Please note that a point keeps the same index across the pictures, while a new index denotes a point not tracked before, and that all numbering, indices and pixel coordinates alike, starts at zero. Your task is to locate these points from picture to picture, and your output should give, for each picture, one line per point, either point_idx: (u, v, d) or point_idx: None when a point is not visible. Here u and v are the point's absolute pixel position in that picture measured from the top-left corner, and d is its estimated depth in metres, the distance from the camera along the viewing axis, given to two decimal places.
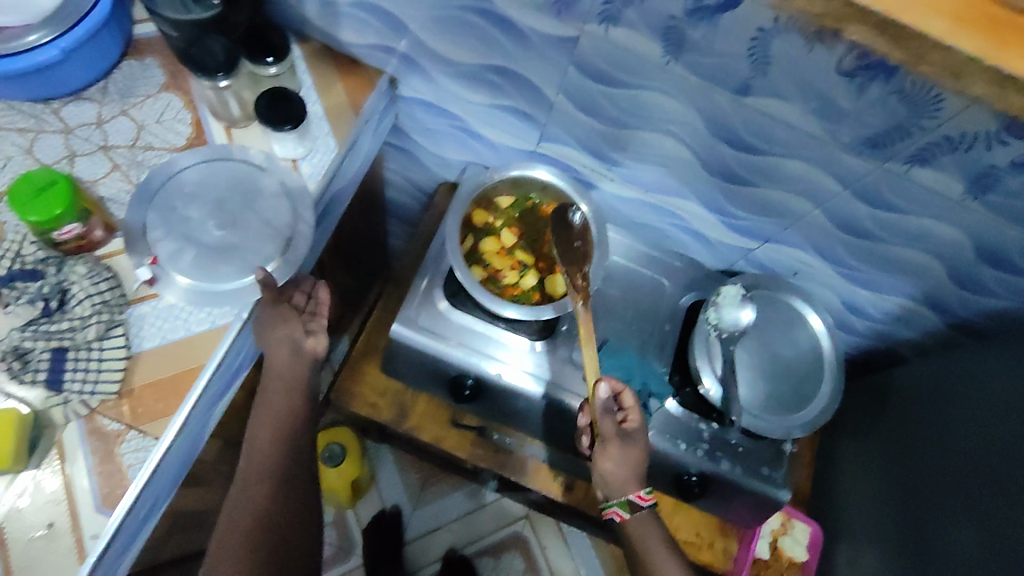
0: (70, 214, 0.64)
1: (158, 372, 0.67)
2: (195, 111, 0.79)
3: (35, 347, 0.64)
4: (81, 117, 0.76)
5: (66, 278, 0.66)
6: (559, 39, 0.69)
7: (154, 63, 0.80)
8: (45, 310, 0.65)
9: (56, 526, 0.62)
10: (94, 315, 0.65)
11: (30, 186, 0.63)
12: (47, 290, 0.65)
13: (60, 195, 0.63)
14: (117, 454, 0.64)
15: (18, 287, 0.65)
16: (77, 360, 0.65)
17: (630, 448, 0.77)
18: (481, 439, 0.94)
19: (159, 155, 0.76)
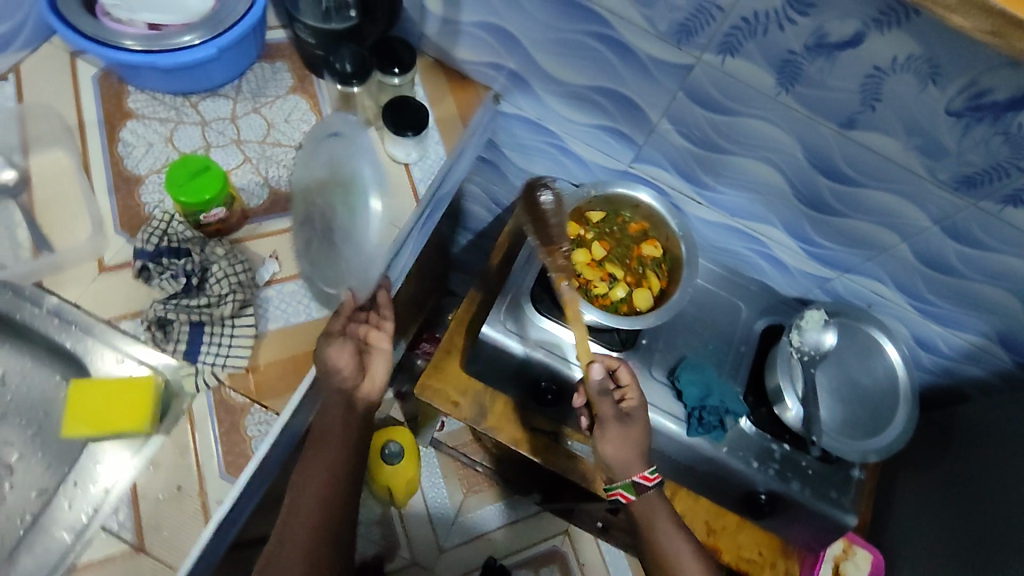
0: (218, 200, 0.69)
1: (280, 352, 0.71)
2: (319, 114, 0.84)
3: (176, 319, 0.69)
4: (217, 112, 0.82)
5: (208, 259, 0.71)
6: (673, 66, 0.73)
7: (283, 67, 0.86)
8: (186, 286, 0.70)
9: (183, 491, 0.65)
10: (230, 293, 0.70)
11: (185, 170, 0.68)
12: (189, 268, 0.70)
13: (211, 181, 0.68)
14: (242, 425, 0.68)
15: (164, 262, 0.70)
16: (211, 334, 0.69)
17: (629, 428, 0.81)
18: (553, 445, 0.96)
19: (285, 151, 0.82)
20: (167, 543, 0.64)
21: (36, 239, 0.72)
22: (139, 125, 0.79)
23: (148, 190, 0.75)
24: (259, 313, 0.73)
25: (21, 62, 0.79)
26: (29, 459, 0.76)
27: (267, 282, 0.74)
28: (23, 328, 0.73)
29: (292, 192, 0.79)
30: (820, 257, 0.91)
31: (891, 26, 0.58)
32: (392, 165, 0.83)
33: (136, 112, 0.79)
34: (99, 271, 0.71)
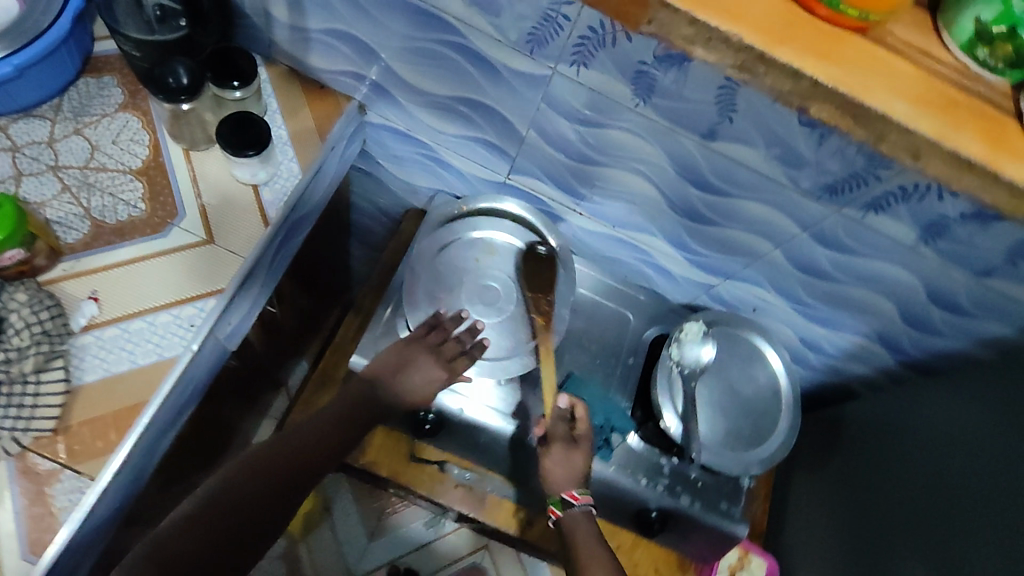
0: (13, 239, 0.61)
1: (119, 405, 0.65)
2: (153, 133, 0.76)
3: None
4: (31, 135, 0.72)
5: (6, 306, 0.63)
6: (531, 77, 0.69)
7: (112, 81, 0.77)
8: None
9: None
10: (33, 345, 0.63)
11: None
12: None
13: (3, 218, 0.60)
14: (48, 495, 0.61)
15: None
16: (10, 395, 0.62)
17: (574, 452, 0.81)
18: (440, 475, 0.91)
19: (112, 176, 0.73)
20: None
21: None
22: None
23: None
24: (71, 364, 0.65)
25: None
26: None
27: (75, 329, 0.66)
28: None
29: (118, 224, 0.71)
30: (705, 266, 0.89)
31: None
32: (240, 187, 0.76)
33: None
34: None
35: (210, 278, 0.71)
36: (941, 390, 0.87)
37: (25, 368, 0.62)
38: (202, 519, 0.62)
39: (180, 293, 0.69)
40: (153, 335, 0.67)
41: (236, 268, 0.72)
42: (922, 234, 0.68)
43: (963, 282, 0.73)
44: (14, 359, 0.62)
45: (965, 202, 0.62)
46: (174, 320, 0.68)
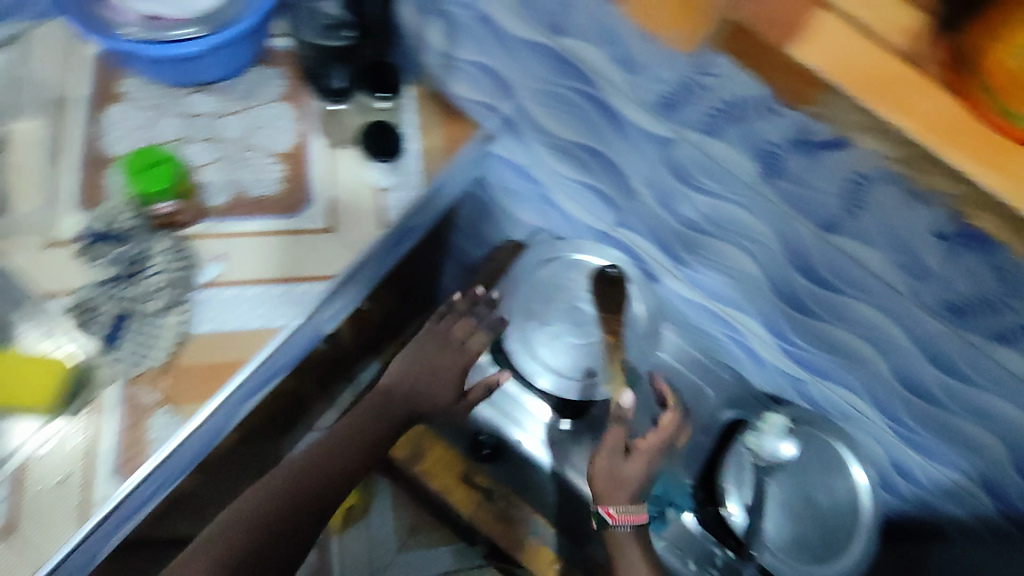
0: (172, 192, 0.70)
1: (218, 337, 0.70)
2: (303, 125, 0.84)
3: (105, 307, 0.69)
4: (205, 107, 0.82)
5: (148, 249, 0.71)
6: (656, 138, 0.70)
7: (279, 75, 0.86)
8: (124, 273, 0.70)
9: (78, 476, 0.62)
10: (163, 289, 0.70)
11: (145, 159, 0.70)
12: (131, 256, 0.71)
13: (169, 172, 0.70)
14: (144, 425, 0.66)
15: (107, 247, 0.71)
16: (135, 327, 0.68)
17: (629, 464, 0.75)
18: (486, 503, 0.90)
19: (260, 156, 0.81)
20: (43, 529, 0.61)
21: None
22: (124, 109, 0.80)
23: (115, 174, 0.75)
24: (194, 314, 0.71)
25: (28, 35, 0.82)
26: None
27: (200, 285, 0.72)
28: None
29: (256, 199, 0.78)
30: (797, 357, 0.85)
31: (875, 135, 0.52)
32: (364, 185, 0.82)
33: (123, 96, 0.80)
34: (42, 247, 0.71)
35: (320, 264, 0.76)
36: None
37: (145, 296, 0.70)
38: (235, 540, 0.64)
39: (291, 271, 0.75)
40: (264, 305, 0.73)
41: (344, 259, 0.77)
42: None
43: None
44: (137, 289, 0.70)
45: None
46: (281, 294, 0.73)
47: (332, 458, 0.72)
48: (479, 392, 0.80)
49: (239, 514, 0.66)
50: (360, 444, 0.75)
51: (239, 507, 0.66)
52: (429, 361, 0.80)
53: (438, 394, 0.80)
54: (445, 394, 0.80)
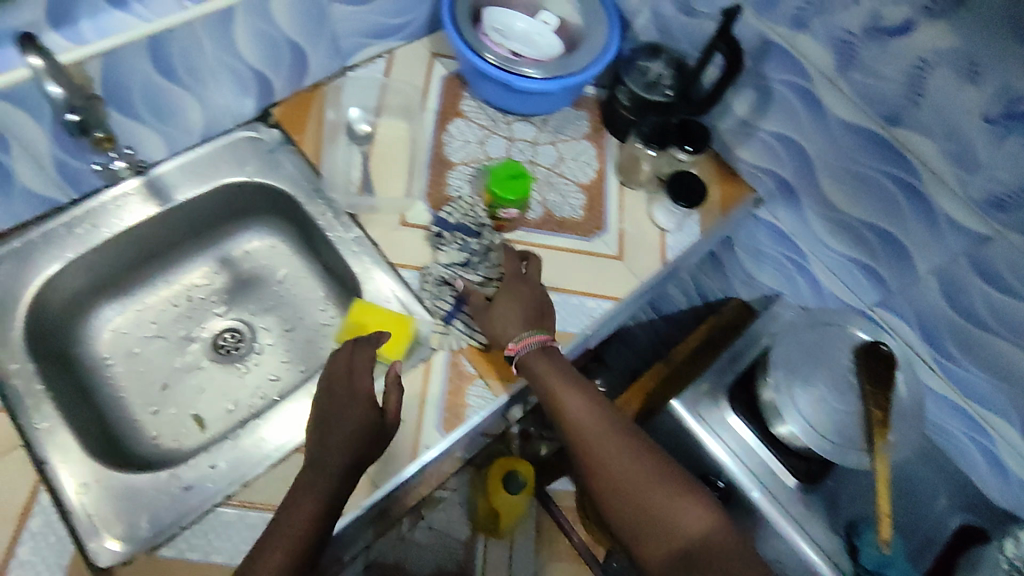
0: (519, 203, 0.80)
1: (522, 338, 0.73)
2: (603, 162, 0.94)
3: (449, 285, 0.80)
4: (525, 134, 0.94)
5: (490, 245, 0.82)
6: (970, 233, 0.74)
7: (585, 116, 0.96)
8: (467, 260, 0.81)
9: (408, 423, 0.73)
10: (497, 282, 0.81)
11: (504, 171, 0.80)
12: (477, 248, 0.81)
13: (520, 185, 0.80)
14: (464, 392, 0.75)
15: (458, 236, 0.82)
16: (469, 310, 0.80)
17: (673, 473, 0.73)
18: None
19: (567, 183, 0.91)
20: (379, 457, 0.71)
21: (364, 179, 0.85)
22: (464, 124, 0.91)
23: (457, 175, 0.87)
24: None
25: (394, 48, 0.93)
26: (277, 354, 0.87)
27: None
28: (322, 246, 0.86)
29: (563, 218, 0.88)
30: None
31: None
32: (651, 226, 0.90)
33: (465, 113, 0.92)
34: (398, 224, 0.83)
35: (611, 286, 0.85)
36: None
37: (477, 275, 0.81)
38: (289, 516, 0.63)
39: (586, 288, 0.84)
40: (566, 311, 0.83)
41: (631, 286, 0.86)
42: None
43: None
44: (469, 267, 0.81)
45: None
46: (578, 305, 0.83)
47: (319, 478, 0.66)
48: (583, 398, 0.75)
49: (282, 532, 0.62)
50: (329, 482, 0.65)
51: (290, 512, 0.63)
52: (319, 413, 0.70)
53: (356, 416, 0.68)
54: (591, 419, 0.74)
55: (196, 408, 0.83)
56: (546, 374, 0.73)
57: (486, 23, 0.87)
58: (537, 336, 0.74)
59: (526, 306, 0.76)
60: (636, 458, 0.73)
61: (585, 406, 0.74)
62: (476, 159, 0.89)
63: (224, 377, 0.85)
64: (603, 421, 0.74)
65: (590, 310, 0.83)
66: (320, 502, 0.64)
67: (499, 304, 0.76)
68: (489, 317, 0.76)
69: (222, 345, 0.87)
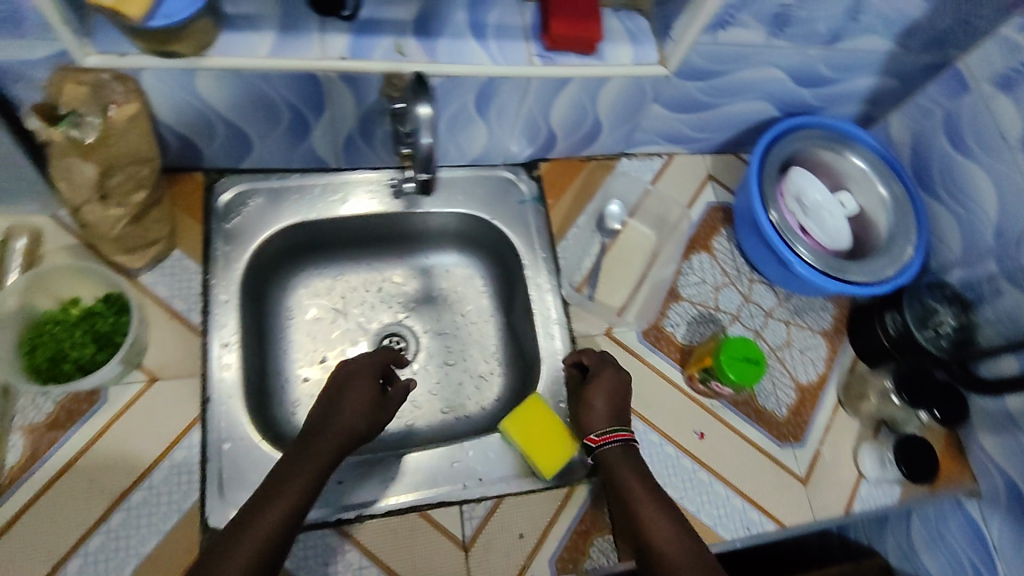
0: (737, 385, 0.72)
1: (607, 431, 0.67)
2: (828, 369, 0.85)
3: None
4: (762, 300, 0.87)
5: None
6: None
7: (831, 312, 0.88)
8: None
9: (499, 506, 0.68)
10: None
11: (743, 349, 0.72)
12: None
13: (751, 373, 0.71)
14: (590, 541, 0.69)
15: None
16: None
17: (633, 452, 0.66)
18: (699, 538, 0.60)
19: (782, 371, 0.83)
20: (488, 562, 0.67)
21: (593, 273, 0.84)
22: (708, 261, 0.87)
23: (679, 310, 0.82)
24: (671, 470, 0.74)
25: (677, 156, 0.93)
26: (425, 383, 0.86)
27: (677, 440, 0.76)
28: (523, 311, 0.84)
29: (762, 407, 0.80)
30: None
31: None
32: (848, 465, 0.80)
33: (715, 251, 0.88)
34: (604, 332, 0.80)
35: (781, 506, 0.76)
36: None
37: None
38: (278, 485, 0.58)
39: (754, 495, 0.76)
40: (720, 506, 0.74)
41: (800, 517, 0.76)
42: None
43: None
44: None
45: None
46: (739, 510, 0.74)
47: (289, 483, 0.58)
48: (667, 527, 0.60)
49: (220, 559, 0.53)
50: (277, 512, 0.56)
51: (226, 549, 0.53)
52: (325, 403, 0.66)
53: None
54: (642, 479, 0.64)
55: None
56: (620, 473, 0.65)
57: (786, 182, 0.83)
58: (620, 431, 0.67)
59: (614, 401, 0.70)
60: None
61: (673, 533, 0.60)
62: (703, 301, 0.84)
63: None
64: (683, 547, 0.58)
65: (746, 521, 0.74)
66: (273, 530, 0.55)
67: (592, 399, 0.70)
68: (582, 406, 0.70)
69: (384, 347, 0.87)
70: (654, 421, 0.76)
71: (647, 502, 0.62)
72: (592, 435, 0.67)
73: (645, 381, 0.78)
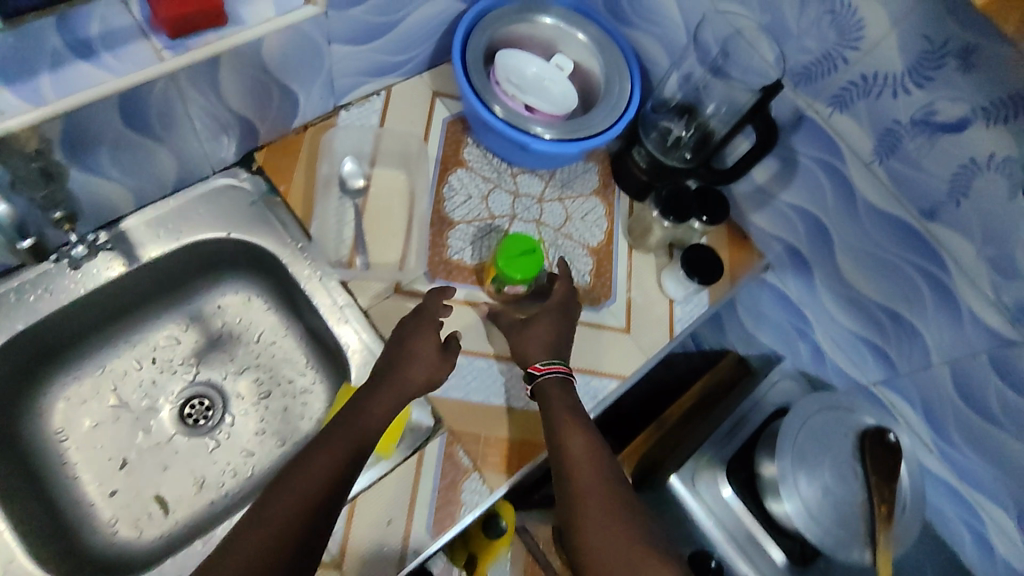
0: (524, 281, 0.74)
1: (550, 361, 0.71)
2: (612, 223, 0.88)
3: None
4: (530, 189, 0.87)
5: None
6: (994, 333, 0.72)
7: (594, 169, 0.91)
8: None
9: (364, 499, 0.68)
10: None
11: (514, 246, 0.74)
12: None
13: (528, 264, 0.73)
14: (459, 486, 0.70)
15: None
16: None
17: (551, 321, 0.75)
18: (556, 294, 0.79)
19: (573, 246, 0.86)
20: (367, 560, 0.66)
21: (357, 240, 0.79)
22: (466, 176, 0.85)
23: (458, 236, 0.81)
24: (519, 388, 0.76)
25: (394, 85, 0.88)
26: (250, 423, 0.80)
27: (507, 355, 0.77)
28: (307, 310, 0.79)
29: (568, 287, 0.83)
30: None
31: None
32: (660, 296, 0.86)
33: (468, 163, 0.86)
34: (393, 291, 0.77)
35: (614, 361, 0.80)
36: None
37: None
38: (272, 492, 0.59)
39: (593, 365, 0.79)
40: None
41: (636, 362, 0.81)
42: None
43: None
44: None
45: None
46: (583, 385, 0.78)
47: (302, 478, 0.60)
48: (587, 436, 0.67)
49: (306, 475, 0.60)
50: (282, 505, 0.58)
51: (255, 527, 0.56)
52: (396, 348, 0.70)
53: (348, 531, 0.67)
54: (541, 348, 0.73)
55: (158, 488, 0.75)
56: (562, 420, 0.68)
57: (496, 69, 0.81)
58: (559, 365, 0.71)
59: (562, 338, 0.74)
60: (592, 464, 0.65)
61: (587, 446, 0.66)
62: (478, 217, 0.83)
63: (193, 452, 0.78)
64: (595, 450, 0.66)
65: (591, 392, 0.78)
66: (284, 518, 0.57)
67: (532, 324, 0.75)
68: (526, 336, 0.74)
69: (189, 414, 0.80)
70: (472, 348, 0.77)
71: (559, 393, 0.70)
72: (536, 363, 0.72)
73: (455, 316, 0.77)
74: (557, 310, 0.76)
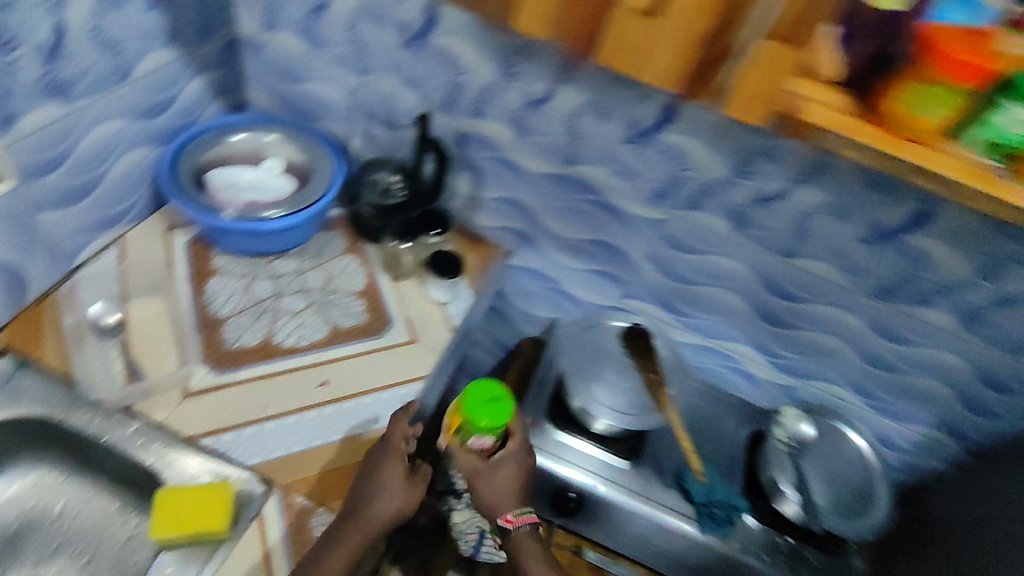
0: (491, 428, 0.74)
1: (525, 513, 0.80)
2: (369, 267, 1.01)
3: None
4: (286, 268, 0.98)
5: None
6: (653, 220, 0.96)
7: (338, 233, 1.04)
8: None
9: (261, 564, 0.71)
10: None
11: (480, 394, 0.75)
12: None
13: (498, 410, 0.74)
14: (308, 526, 0.74)
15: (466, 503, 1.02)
16: None
17: (502, 475, 0.80)
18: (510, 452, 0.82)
19: (342, 296, 0.97)
20: None
21: (130, 369, 0.82)
22: (222, 279, 0.94)
23: (232, 328, 0.89)
24: (340, 421, 0.84)
25: (125, 233, 0.95)
26: None
27: (315, 403, 0.85)
28: (103, 454, 0.79)
29: (350, 329, 0.93)
30: (785, 367, 1.06)
31: (809, 181, 0.82)
32: (430, 304, 0.98)
33: (220, 269, 0.95)
34: (183, 396, 0.82)
35: (411, 369, 0.90)
36: (1005, 471, 0.94)
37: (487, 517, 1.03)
38: None
39: (395, 379, 0.89)
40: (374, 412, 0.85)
41: (431, 362, 0.92)
42: (964, 321, 0.88)
43: (1007, 365, 0.91)
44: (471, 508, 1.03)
45: (990, 292, 0.83)
46: (392, 396, 0.87)
47: None
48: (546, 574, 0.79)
49: None
50: None
51: None
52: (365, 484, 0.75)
53: None
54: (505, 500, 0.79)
55: None
56: (526, 554, 0.80)
57: (212, 183, 0.92)
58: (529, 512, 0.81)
59: (522, 486, 0.81)
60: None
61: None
62: (245, 306, 0.92)
63: None
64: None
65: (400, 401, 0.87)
66: None
67: (501, 466, 0.80)
68: (495, 482, 0.79)
69: None
70: (282, 411, 0.83)
71: (528, 542, 0.80)
72: (508, 518, 0.79)
73: (249, 394, 0.84)
74: (517, 454, 0.82)
